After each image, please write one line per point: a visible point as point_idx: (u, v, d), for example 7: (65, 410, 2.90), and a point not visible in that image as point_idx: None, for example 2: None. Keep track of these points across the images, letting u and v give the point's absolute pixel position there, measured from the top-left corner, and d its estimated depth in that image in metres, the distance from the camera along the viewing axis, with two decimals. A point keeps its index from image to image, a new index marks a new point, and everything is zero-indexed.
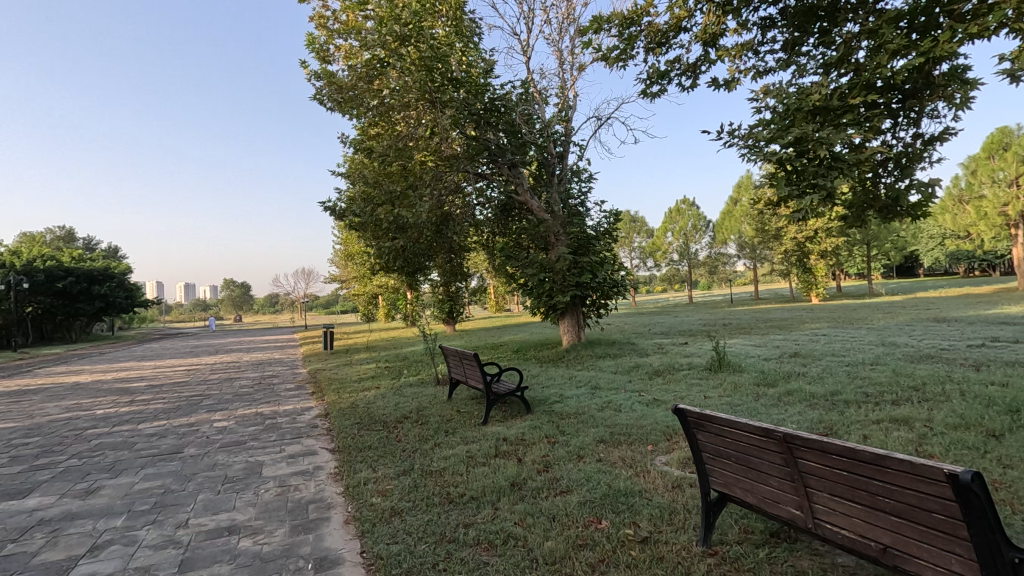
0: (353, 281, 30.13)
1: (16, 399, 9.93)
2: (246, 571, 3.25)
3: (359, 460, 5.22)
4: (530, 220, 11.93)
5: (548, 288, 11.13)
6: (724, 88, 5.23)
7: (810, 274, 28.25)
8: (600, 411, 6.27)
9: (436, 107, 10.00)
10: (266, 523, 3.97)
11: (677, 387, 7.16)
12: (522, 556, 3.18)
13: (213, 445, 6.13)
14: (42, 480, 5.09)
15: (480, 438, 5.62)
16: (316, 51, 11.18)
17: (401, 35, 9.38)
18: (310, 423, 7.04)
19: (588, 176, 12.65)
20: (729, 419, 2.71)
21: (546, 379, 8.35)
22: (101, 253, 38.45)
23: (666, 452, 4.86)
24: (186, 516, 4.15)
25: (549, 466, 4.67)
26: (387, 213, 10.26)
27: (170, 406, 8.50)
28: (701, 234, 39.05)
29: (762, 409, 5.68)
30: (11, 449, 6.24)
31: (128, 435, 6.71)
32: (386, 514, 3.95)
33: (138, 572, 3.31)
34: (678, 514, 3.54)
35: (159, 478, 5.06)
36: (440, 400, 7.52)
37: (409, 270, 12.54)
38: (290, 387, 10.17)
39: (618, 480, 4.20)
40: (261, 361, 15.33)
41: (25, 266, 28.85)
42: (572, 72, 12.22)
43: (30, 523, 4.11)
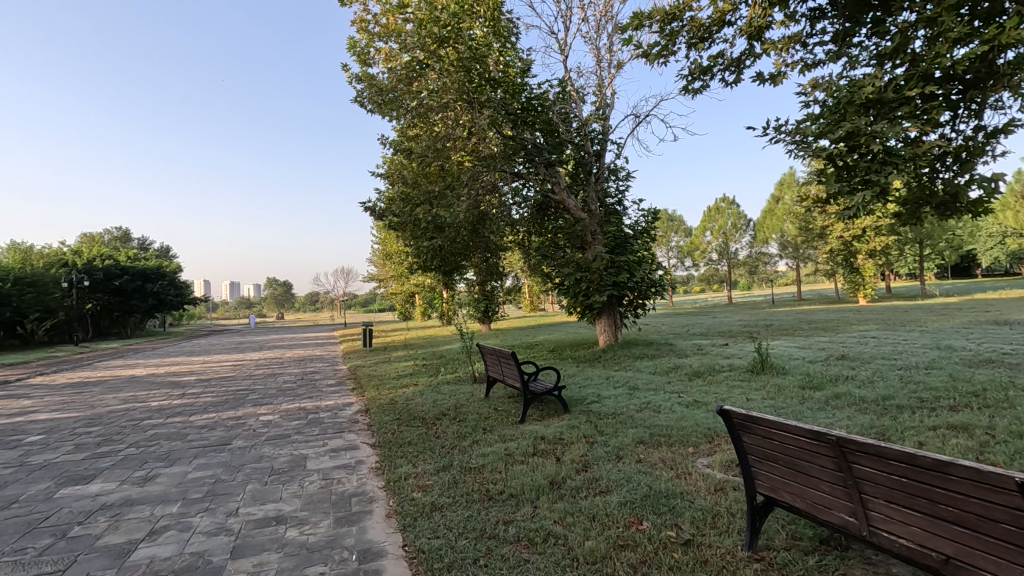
0: (390, 280, 30.67)
1: (79, 390, 10.52)
2: (294, 560, 3.35)
3: (399, 456, 5.32)
4: (567, 220, 11.89)
5: (584, 288, 11.05)
6: (770, 83, 5.08)
7: (857, 274, 27.18)
8: (638, 412, 6.20)
9: (474, 108, 10.08)
10: (311, 514, 4.08)
11: (718, 389, 7.02)
12: (562, 554, 3.18)
13: (260, 437, 6.35)
14: (103, 468, 5.37)
15: (517, 436, 5.64)
16: (357, 54, 11.41)
17: (439, 36, 9.51)
18: (351, 418, 7.20)
19: (626, 174, 12.49)
20: (776, 422, 2.65)
21: (583, 379, 8.32)
22: (153, 254, 40.26)
23: (708, 454, 4.77)
24: (236, 505, 4.31)
25: (588, 466, 4.64)
26: (426, 213, 10.45)
27: (219, 400, 8.83)
28: (742, 233, 38.07)
29: (808, 413, 5.51)
30: (75, 437, 6.61)
31: (180, 426, 7.03)
32: (426, 509, 4.01)
33: (193, 557, 3.46)
34: (722, 518, 3.47)
35: (210, 468, 5.28)
36: (477, 398, 7.59)
37: (446, 269, 12.67)
38: (332, 383, 10.42)
39: (659, 481, 4.14)
40: (303, 358, 15.79)
41: (86, 265, 30.49)
42: (610, 69, 12.09)
43: (93, 508, 4.34)
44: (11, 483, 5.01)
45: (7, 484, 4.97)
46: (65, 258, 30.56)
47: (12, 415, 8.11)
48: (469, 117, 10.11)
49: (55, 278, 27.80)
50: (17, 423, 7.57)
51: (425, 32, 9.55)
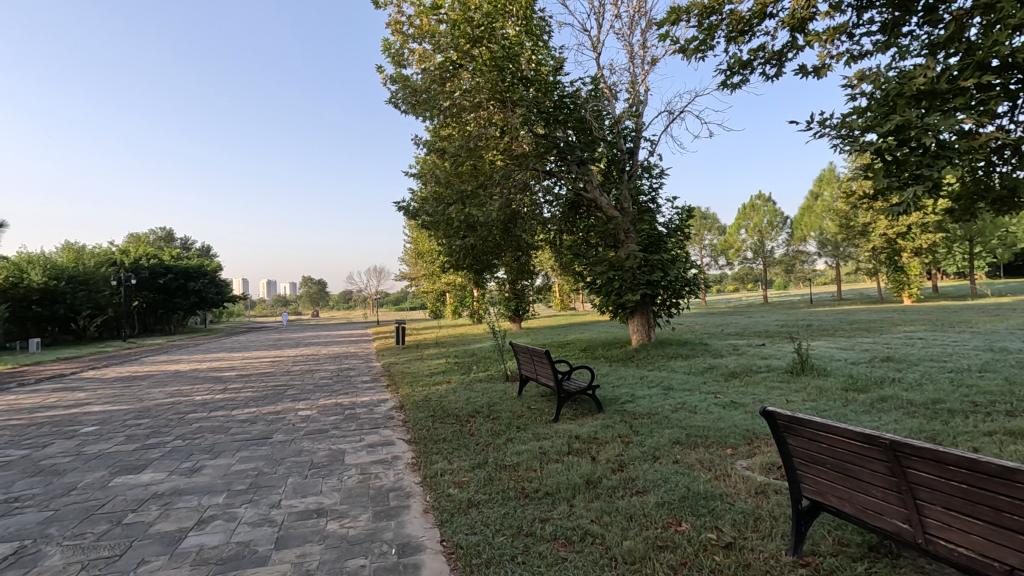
0: (422, 279, 31.03)
1: (129, 384, 10.98)
2: (336, 552, 3.43)
3: (435, 452, 5.38)
4: (600, 218, 11.82)
5: (617, 287, 10.95)
6: (813, 76, 4.94)
7: (902, 274, 26.21)
8: (674, 412, 6.13)
9: (506, 107, 10.08)
10: (351, 508, 4.17)
11: (755, 390, 6.86)
12: (600, 554, 3.17)
13: (299, 432, 6.51)
14: (153, 458, 5.59)
15: (552, 435, 5.63)
16: (392, 56, 11.55)
17: (473, 36, 9.53)
18: (386, 415, 7.31)
19: (660, 171, 12.32)
20: (824, 423, 2.57)
21: (616, 378, 8.25)
22: (195, 253, 41.74)
23: (747, 456, 4.67)
24: (278, 497, 4.43)
25: (624, 466, 4.60)
26: (458, 212, 10.50)
27: (259, 395, 9.09)
28: (778, 231, 37.09)
29: (853, 416, 5.35)
30: (126, 429, 6.90)
31: (223, 420, 7.25)
32: (463, 505, 4.05)
33: (240, 546, 3.57)
34: (764, 521, 3.39)
35: (253, 461, 5.44)
36: (510, 396, 7.61)
37: (478, 267, 12.69)
38: (366, 379, 10.59)
39: (697, 482, 4.08)
40: (337, 355, 16.11)
41: (133, 264, 31.89)
42: (644, 66, 11.93)
43: (145, 497, 4.53)
44: (69, 471, 5.27)
45: (66, 472, 5.22)
46: (114, 258, 31.98)
47: (68, 406, 8.53)
48: (502, 117, 10.13)
49: (104, 277, 29.07)
50: (73, 414, 7.95)
51: (458, 32, 9.62)
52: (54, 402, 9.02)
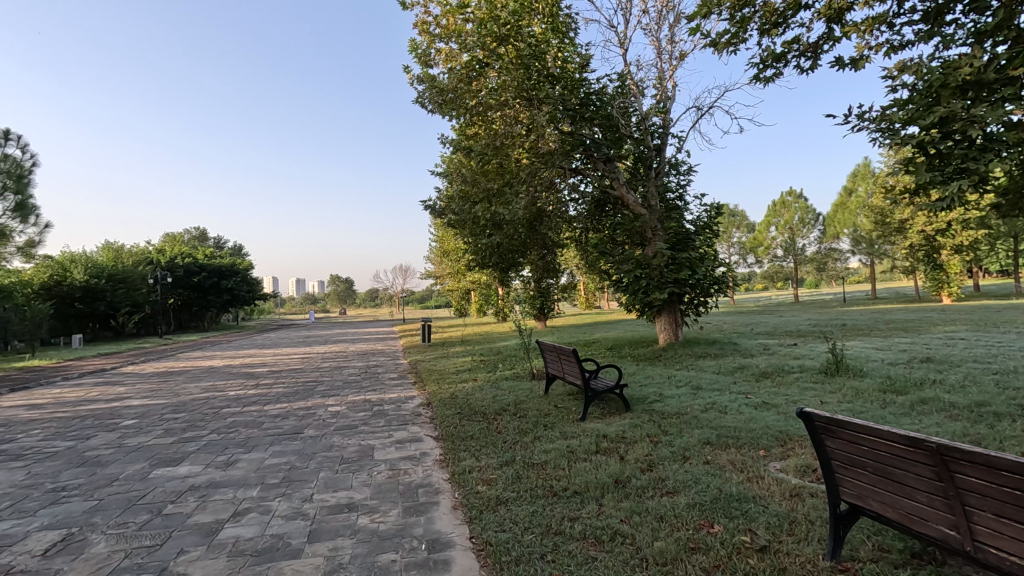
0: (448, 277, 31.26)
1: (166, 379, 11.34)
2: (367, 546, 3.48)
3: (463, 449, 5.41)
4: (626, 216, 11.72)
5: (644, 286, 10.84)
6: (850, 68, 4.79)
7: (941, 272, 25.29)
8: (704, 412, 6.03)
9: (533, 105, 10.07)
10: (381, 503, 4.22)
11: (787, 391, 6.71)
12: (631, 554, 3.14)
13: (329, 428, 6.62)
14: (190, 451, 5.76)
15: (579, 433, 5.61)
16: (419, 56, 11.64)
17: (500, 35, 9.63)
18: (414, 411, 7.38)
19: (688, 168, 12.13)
20: (865, 425, 2.50)
21: (644, 378, 8.17)
22: (227, 253, 42.83)
23: (781, 458, 4.57)
24: (310, 491, 4.51)
25: (653, 466, 4.55)
26: (485, 210, 10.51)
27: (290, 391, 9.27)
28: (810, 228, 36.17)
29: (891, 419, 5.18)
30: (164, 423, 7.12)
31: (256, 415, 7.43)
32: (491, 502, 4.06)
33: (274, 539, 3.65)
34: (800, 525, 3.31)
35: (286, 455, 5.55)
36: (536, 395, 7.60)
37: (504, 266, 12.63)
38: (394, 376, 10.71)
39: (729, 484, 4.01)
40: (365, 352, 16.34)
41: (168, 263, 32.89)
42: (672, 61, 11.76)
43: (183, 488, 4.67)
44: (112, 462, 5.46)
45: (109, 463, 5.42)
46: (151, 257, 33.09)
47: (110, 401, 8.83)
48: (528, 114, 10.11)
49: (143, 275, 30.05)
50: (114, 407, 8.25)
51: (485, 31, 9.61)
52: (96, 396, 9.36)
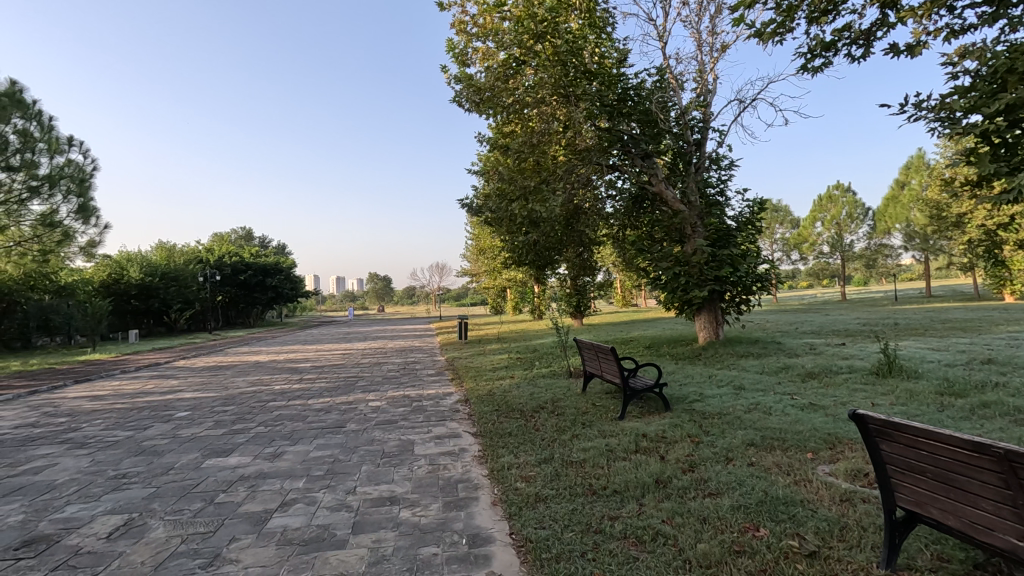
0: (484, 275, 31.46)
1: (216, 373, 11.82)
2: (409, 539, 3.54)
3: (501, 446, 5.43)
4: (664, 212, 11.51)
5: (683, 283, 10.63)
6: (906, 55, 4.58)
7: (1003, 269, 23.88)
8: (747, 413, 5.88)
9: (570, 101, 10.04)
10: (422, 497, 4.29)
11: (836, 392, 6.46)
12: (673, 555, 3.09)
13: (371, 422, 6.76)
14: (239, 443, 5.98)
15: (618, 432, 5.56)
16: (456, 56, 11.73)
17: (537, 32, 9.63)
18: (452, 408, 7.46)
19: (729, 163, 11.83)
20: (922, 429, 2.39)
21: (683, 377, 8.03)
22: (271, 251, 44.25)
23: (829, 461, 4.41)
24: (353, 484, 4.62)
25: (695, 466, 4.47)
26: (521, 208, 10.50)
27: (332, 386, 9.52)
28: (858, 223, 34.69)
29: (950, 423, 4.93)
30: (214, 415, 7.42)
31: (300, 409, 7.65)
32: (531, 499, 4.07)
33: (320, 529, 3.75)
34: (852, 531, 3.20)
35: (329, 448, 5.70)
36: (574, 393, 7.57)
37: (540, 264, 12.58)
38: (432, 373, 10.85)
39: (775, 487, 3.90)
40: (404, 349, 16.64)
41: (217, 262, 34.28)
42: (713, 53, 11.48)
43: (234, 478, 4.86)
44: (167, 451, 5.73)
45: (165, 453, 5.68)
46: (200, 256, 34.50)
47: (164, 393, 9.27)
48: (565, 111, 10.09)
49: (194, 273, 31.37)
50: (168, 400, 8.64)
51: (522, 28, 9.62)
52: (152, 388, 9.84)
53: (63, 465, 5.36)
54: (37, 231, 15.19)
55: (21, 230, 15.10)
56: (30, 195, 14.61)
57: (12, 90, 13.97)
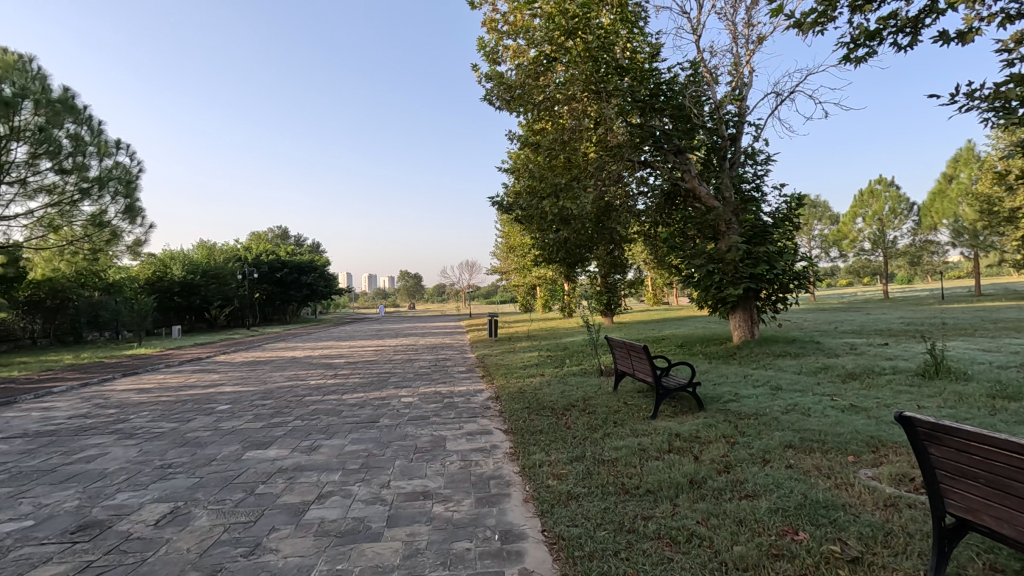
0: (514, 273, 31.56)
1: (254, 367, 12.17)
2: (442, 533, 3.58)
3: (533, 443, 5.44)
4: (698, 209, 11.30)
5: (717, 281, 10.42)
6: (957, 42, 4.38)
7: None
8: (784, 413, 5.74)
9: (601, 97, 9.96)
10: (454, 493, 4.33)
11: (879, 394, 6.24)
12: (708, 557, 3.04)
13: (403, 418, 6.86)
14: (277, 436, 6.16)
15: (650, 431, 5.49)
16: (487, 54, 11.76)
17: (568, 28, 9.61)
18: (483, 404, 7.50)
19: (766, 157, 11.54)
20: (972, 432, 2.30)
21: (717, 376, 7.89)
22: (307, 249, 45.33)
23: (873, 465, 4.27)
24: (387, 478, 4.70)
25: (730, 467, 4.39)
26: (552, 205, 10.39)
27: (366, 381, 9.70)
28: (902, 219, 33.35)
29: (1003, 427, 4.70)
30: (253, 408, 7.66)
31: (334, 403, 7.81)
32: (562, 497, 4.06)
33: (355, 522, 3.83)
34: (897, 537, 3.09)
35: (364, 442, 5.81)
36: (605, 391, 7.52)
37: (571, 262, 12.52)
38: (462, 370, 10.93)
39: (815, 490, 3.80)
40: (435, 345, 16.83)
41: (254, 260, 35.32)
42: (749, 45, 11.19)
43: (273, 470, 5.00)
44: (209, 443, 5.93)
45: (207, 444, 5.89)
46: (239, 254, 35.55)
47: (206, 386, 9.60)
48: (596, 108, 10.03)
49: (233, 271, 32.38)
50: (210, 393, 8.95)
51: (553, 25, 9.63)
52: (195, 382, 10.22)
53: (113, 455, 5.61)
54: (87, 230, 15.92)
55: (73, 230, 15.83)
56: (81, 197, 15.32)
57: (64, 96, 14.64)
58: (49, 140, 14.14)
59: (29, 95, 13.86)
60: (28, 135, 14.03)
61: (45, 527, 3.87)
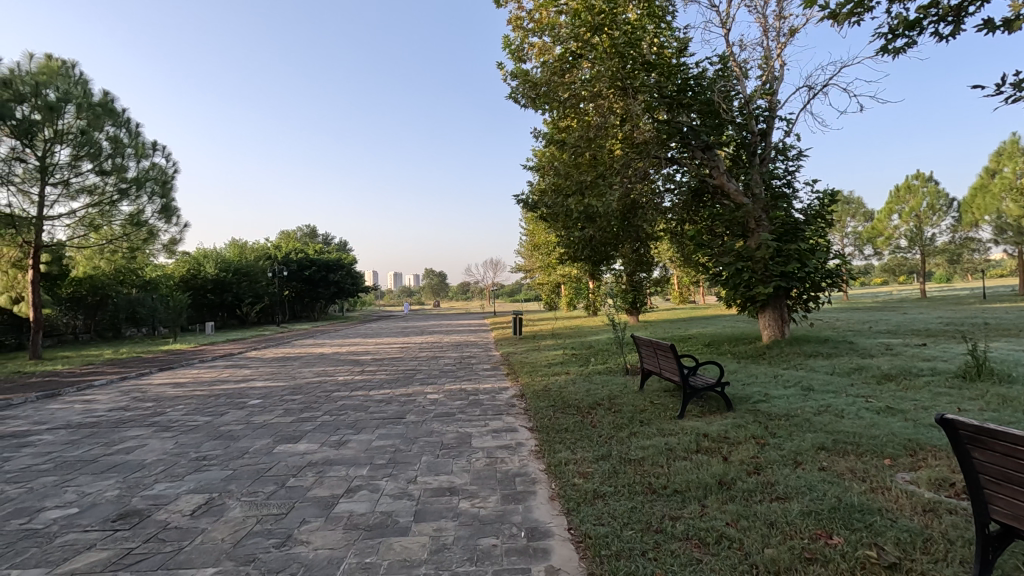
0: (539, 271, 31.55)
1: (284, 363, 12.44)
2: (469, 529, 3.61)
3: (558, 441, 5.44)
4: (726, 205, 11.12)
5: (746, 279, 10.22)
6: (1003, 30, 4.19)
7: None
8: (817, 415, 5.61)
9: (627, 94, 9.88)
10: (480, 489, 4.35)
11: (917, 395, 6.04)
12: (738, 559, 3.00)
13: (429, 414, 6.92)
14: (307, 430, 6.28)
15: (677, 431, 5.43)
16: (512, 52, 11.75)
17: (594, 24, 9.55)
18: (508, 402, 7.52)
19: (797, 152, 11.29)
20: (1017, 435, 2.21)
21: (746, 376, 7.75)
22: (334, 248, 46.08)
23: (910, 469, 4.14)
24: (414, 473, 4.75)
25: (761, 469, 4.31)
26: (577, 203, 10.39)
27: (392, 378, 9.81)
28: (941, 215, 32.20)
29: None
30: (284, 403, 7.83)
31: (362, 399, 7.93)
32: (589, 495, 4.05)
33: (384, 516, 3.88)
34: (936, 544, 2.99)
35: (391, 438, 5.88)
36: (631, 390, 7.46)
37: (596, 259, 12.46)
38: (487, 367, 10.98)
39: (849, 493, 3.70)
40: (459, 343, 16.94)
41: (284, 258, 36.12)
42: (780, 38, 10.95)
43: (303, 464, 5.10)
44: (242, 436, 6.08)
45: (239, 437, 6.03)
46: (269, 252, 36.37)
47: (238, 382, 9.84)
48: (622, 104, 9.94)
49: (263, 269, 33.13)
50: (242, 388, 9.17)
51: (579, 21, 9.57)
52: (227, 377, 10.48)
53: (151, 447, 5.80)
54: (126, 230, 16.47)
55: (112, 229, 16.40)
56: (119, 197, 15.83)
57: (104, 100, 15.16)
58: (90, 142, 14.66)
59: (71, 99, 14.40)
60: (71, 137, 14.58)
61: (88, 515, 4.02)
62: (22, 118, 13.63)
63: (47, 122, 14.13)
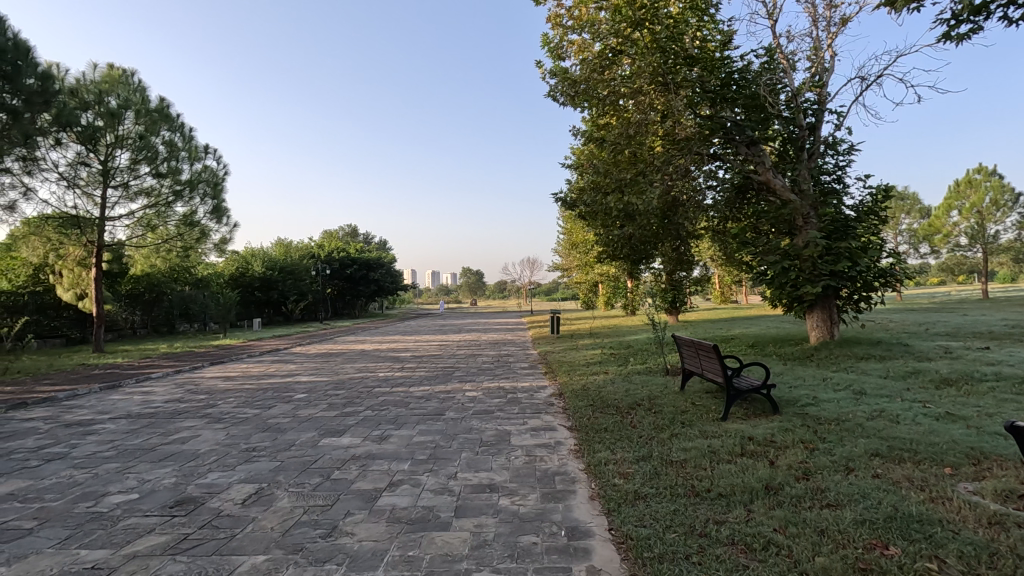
0: (578, 270, 31.38)
1: (327, 359, 12.76)
2: (509, 526, 3.62)
3: (597, 441, 5.39)
4: (772, 202, 10.76)
5: (793, 278, 9.91)
6: None
7: None
8: (869, 420, 5.37)
9: (669, 89, 9.75)
10: (520, 487, 4.36)
11: (980, 401, 5.71)
12: (787, 567, 2.91)
13: (468, 411, 6.97)
14: (350, 424, 6.43)
15: (721, 434, 5.30)
16: (552, 50, 11.71)
17: (635, 20, 9.45)
18: (547, 401, 7.51)
19: (849, 147, 10.84)
20: None
21: (792, 378, 7.50)
22: (375, 247, 46.95)
23: (973, 479, 3.92)
24: (454, 470, 4.80)
25: (809, 474, 4.16)
26: (617, 201, 10.22)
27: (431, 375, 9.93)
28: (1005, 212, 30.36)
29: None
30: (327, 397, 8.02)
31: (402, 396, 8.05)
32: (630, 496, 4.00)
33: (425, 511, 3.93)
34: (1004, 558, 2.83)
35: (431, 434, 5.96)
36: (671, 390, 7.33)
37: (635, 258, 12.24)
38: (525, 366, 10.98)
39: (906, 503, 3.54)
40: (497, 341, 17.00)
41: (327, 257, 37.07)
42: (832, 27, 10.53)
43: (347, 457, 5.23)
44: (289, 429, 6.28)
45: (286, 430, 6.23)
46: (313, 252, 37.40)
47: (284, 376, 10.15)
48: (664, 100, 9.79)
49: (307, 268, 34.10)
50: (287, 383, 9.46)
51: (620, 17, 9.51)
52: (274, 372, 10.83)
53: (204, 437, 6.05)
54: (180, 230, 17.26)
55: (167, 229, 17.23)
56: (174, 198, 16.58)
57: (161, 105, 15.93)
58: (148, 146, 15.42)
59: (130, 106, 15.20)
60: (130, 142, 15.39)
61: (148, 501, 4.23)
62: (87, 124, 14.45)
63: (109, 128, 14.94)
